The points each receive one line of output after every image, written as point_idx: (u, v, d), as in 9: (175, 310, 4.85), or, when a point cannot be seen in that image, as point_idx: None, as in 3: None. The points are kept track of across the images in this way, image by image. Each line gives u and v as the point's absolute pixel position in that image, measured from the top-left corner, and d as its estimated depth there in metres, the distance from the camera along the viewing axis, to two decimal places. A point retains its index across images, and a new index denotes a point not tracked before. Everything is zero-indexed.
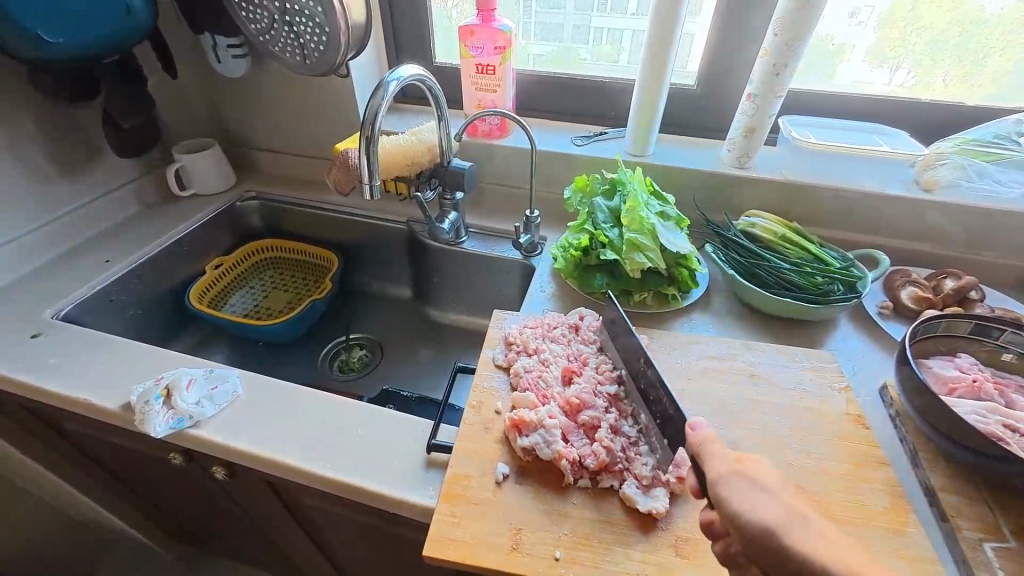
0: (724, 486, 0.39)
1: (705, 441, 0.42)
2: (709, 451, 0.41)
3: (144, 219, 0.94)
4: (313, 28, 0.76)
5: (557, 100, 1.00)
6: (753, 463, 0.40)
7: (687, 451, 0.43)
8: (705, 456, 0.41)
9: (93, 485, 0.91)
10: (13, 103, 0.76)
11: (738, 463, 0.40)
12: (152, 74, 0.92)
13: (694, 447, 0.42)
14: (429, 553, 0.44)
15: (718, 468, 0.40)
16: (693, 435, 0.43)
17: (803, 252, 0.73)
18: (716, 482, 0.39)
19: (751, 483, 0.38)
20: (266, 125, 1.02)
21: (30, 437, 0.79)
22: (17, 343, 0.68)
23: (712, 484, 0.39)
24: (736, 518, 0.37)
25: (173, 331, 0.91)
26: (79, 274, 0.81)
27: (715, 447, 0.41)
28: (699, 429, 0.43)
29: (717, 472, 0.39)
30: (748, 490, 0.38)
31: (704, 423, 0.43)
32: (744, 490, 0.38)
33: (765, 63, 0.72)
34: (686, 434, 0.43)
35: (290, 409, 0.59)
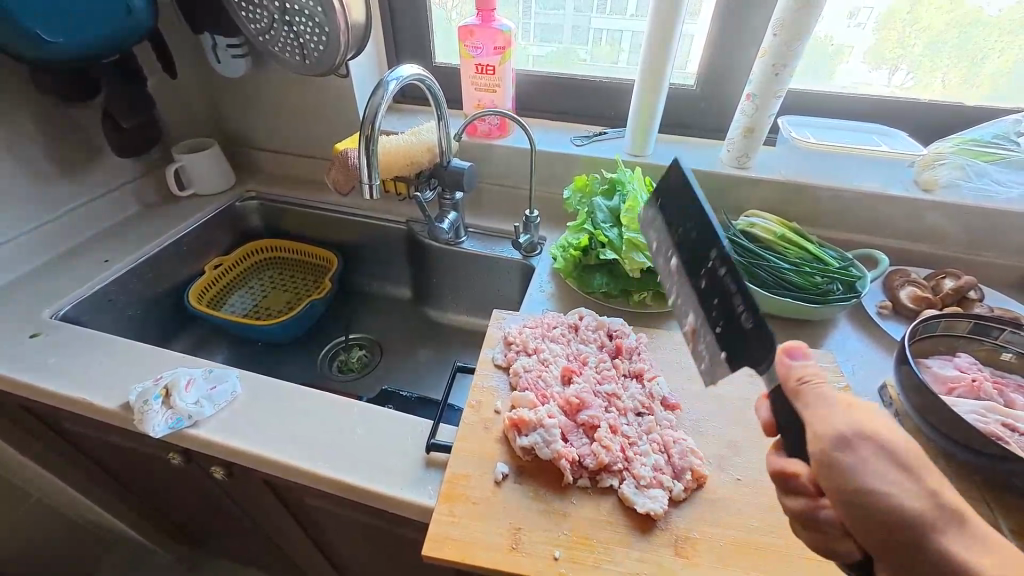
0: (851, 449, 0.36)
1: (814, 383, 0.39)
2: (823, 399, 0.38)
3: (143, 219, 0.94)
4: (312, 28, 0.76)
5: (557, 100, 1.00)
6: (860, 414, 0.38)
7: (789, 390, 0.40)
8: (807, 404, 0.38)
9: (92, 486, 0.91)
10: (12, 103, 0.76)
11: (855, 416, 0.37)
12: (151, 74, 0.92)
13: (797, 387, 0.39)
14: (428, 552, 0.44)
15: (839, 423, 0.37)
16: (801, 372, 0.39)
17: (803, 252, 0.73)
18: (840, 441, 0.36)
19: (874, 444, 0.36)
20: (265, 125, 1.02)
21: (29, 438, 0.79)
22: (16, 343, 0.68)
23: (829, 443, 0.36)
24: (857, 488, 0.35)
25: (172, 331, 0.91)
26: (78, 274, 0.81)
27: (824, 393, 0.38)
28: (803, 368, 0.39)
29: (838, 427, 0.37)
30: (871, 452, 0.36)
31: (806, 356, 0.40)
32: (869, 453, 0.36)
33: (765, 63, 0.72)
34: (789, 368, 0.40)
35: (289, 409, 0.59)
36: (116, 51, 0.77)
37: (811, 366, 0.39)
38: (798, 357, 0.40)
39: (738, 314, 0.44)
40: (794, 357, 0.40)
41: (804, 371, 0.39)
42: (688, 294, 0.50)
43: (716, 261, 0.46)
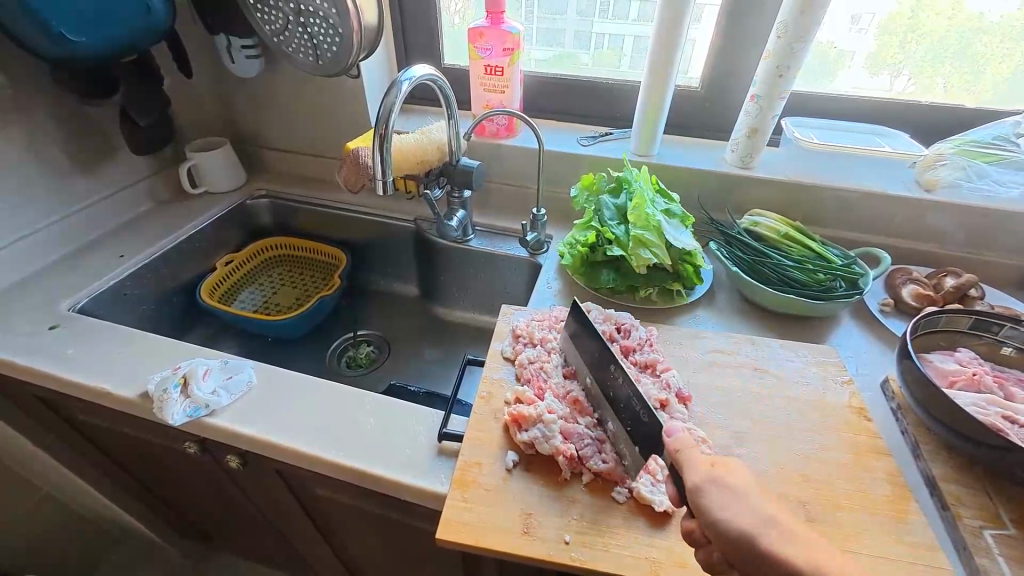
0: (704, 496, 0.39)
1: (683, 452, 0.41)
2: (688, 464, 0.41)
3: (158, 216, 0.96)
4: (326, 29, 0.78)
5: (562, 102, 1.02)
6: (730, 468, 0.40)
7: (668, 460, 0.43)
8: (681, 462, 0.41)
9: (101, 479, 0.92)
10: (29, 102, 0.77)
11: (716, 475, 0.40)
12: (167, 73, 0.94)
13: (676, 455, 0.42)
14: (441, 536, 0.45)
15: (692, 474, 0.40)
16: (675, 443, 0.42)
17: (806, 250, 0.75)
18: (694, 487, 0.39)
19: (724, 487, 0.39)
20: (275, 125, 1.04)
21: (42, 429, 0.81)
22: (34, 334, 0.70)
23: (692, 494, 0.39)
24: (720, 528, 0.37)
25: (185, 327, 0.92)
26: (94, 269, 0.83)
27: (689, 454, 0.41)
28: (678, 434, 0.43)
29: (694, 474, 0.40)
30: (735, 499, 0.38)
31: (681, 429, 0.43)
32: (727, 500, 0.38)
33: (769, 65, 0.74)
34: (664, 441, 0.43)
35: (302, 400, 0.60)
36: (135, 51, 0.78)
37: (682, 434, 0.42)
38: (675, 426, 0.43)
39: None
40: (669, 426, 0.43)
41: (675, 441, 0.42)
42: None
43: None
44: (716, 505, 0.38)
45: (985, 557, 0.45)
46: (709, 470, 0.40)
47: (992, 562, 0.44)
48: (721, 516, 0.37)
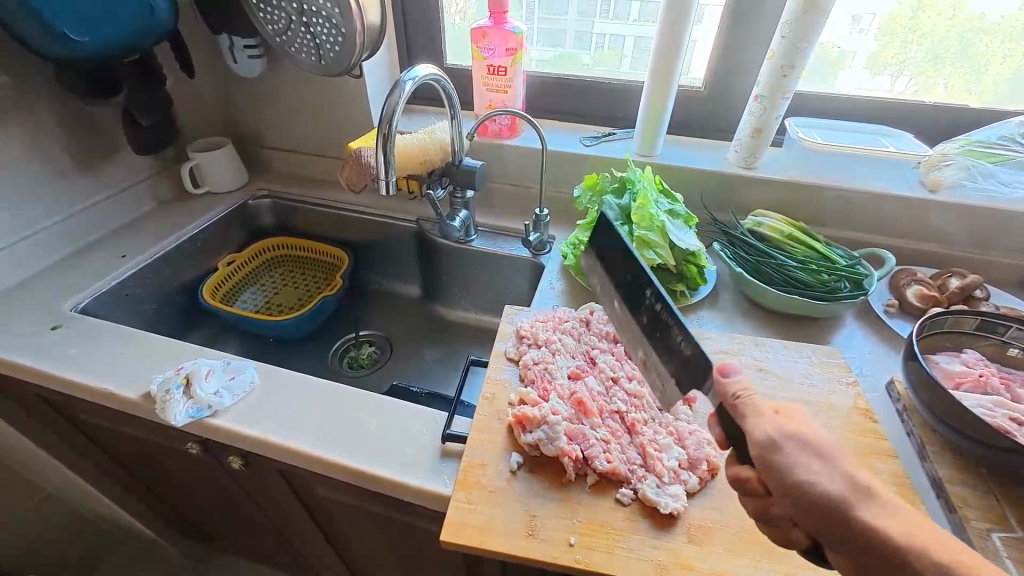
0: (778, 451, 0.37)
1: (745, 399, 0.39)
2: (751, 414, 0.39)
3: (160, 216, 0.96)
4: (329, 29, 0.77)
5: (564, 102, 1.01)
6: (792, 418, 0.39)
7: (728, 407, 0.40)
8: (749, 417, 0.38)
9: (102, 479, 0.92)
10: (31, 102, 0.77)
11: (784, 425, 0.38)
12: (169, 73, 0.94)
13: (734, 403, 0.39)
14: (445, 537, 0.45)
15: (766, 429, 0.38)
16: (734, 388, 0.39)
17: (811, 250, 0.75)
18: (772, 444, 0.37)
19: (803, 445, 0.37)
20: (277, 125, 1.04)
21: (44, 429, 0.80)
22: (36, 334, 0.70)
23: (761, 447, 0.37)
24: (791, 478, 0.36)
25: (186, 327, 0.92)
26: (96, 268, 0.82)
27: (757, 406, 0.39)
28: (738, 383, 0.40)
29: (772, 431, 0.37)
30: (803, 453, 0.37)
31: (740, 373, 0.40)
32: (796, 452, 0.37)
33: (773, 65, 0.73)
34: (723, 385, 0.40)
35: (305, 401, 0.60)
36: (137, 51, 0.78)
37: (743, 381, 0.40)
38: (734, 374, 0.40)
39: (677, 341, 0.44)
40: (728, 374, 0.40)
41: (736, 387, 0.39)
42: (635, 335, 0.51)
43: (653, 300, 0.48)
44: (802, 466, 0.36)
45: (992, 560, 0.44)
46: (785, 430, 0.38)
47: (1000, 564, 0.44)
48: (796, 472, 0.36)
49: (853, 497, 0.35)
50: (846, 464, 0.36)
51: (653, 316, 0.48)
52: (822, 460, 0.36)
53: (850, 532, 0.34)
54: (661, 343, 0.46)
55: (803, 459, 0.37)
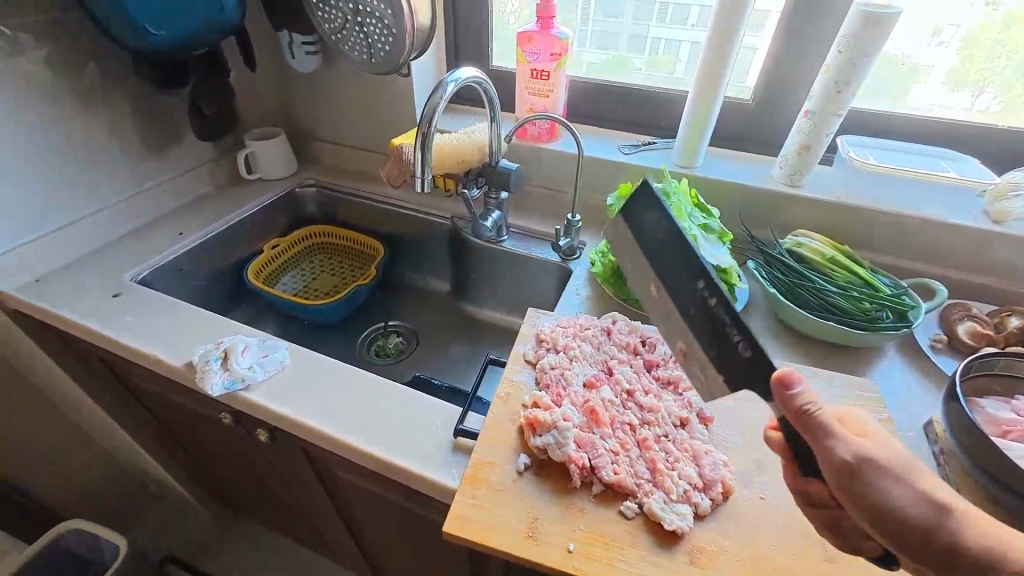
0: (860, 475, 0.35)
1: (815, 413, 0.35)
2: (822, 430, 0.35)
3: (215, 198, 1.02)
4: (381, 29, 0.81)
5: (606, 109, 1.01)
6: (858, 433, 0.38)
7: (794, 421, 0.36)
8: (824, 438, 0.35)
9: (147, 438, 0.99)
10: (112, 88, 0.84)
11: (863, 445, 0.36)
12: (233, 66, 1.00)
13: (801, 415, 0.35)
14: (448, 529, 0.46)
15: (846, 451, 0.35)
16: (798, 401, 0.35)
17: (853, 276, 0.71)
18: (854, 468, 0.35)
19: (881, 468, 0.35)
20: (328, 118, 1.08)
21: (101, 386, 0.88)
22: (100, 300, 0.76)
23: (839, 473, 0.35)
24: (873, 501, 0.35)
25: (231, 304, 0.98)
26: (156, 243, 0.89)
27: (827, 423, 0.35)
28: (801, 396, 0.35)
29: (850, 452, 0.35)
30: (884, 476, 0.35)
31: (803, 381, 0.35)
32: (876, 473, 0.35)
33: (827, 80, 0.70)
34: (787, 399, 0.35)
35: (331, 384, 0.63)
36: (206, 45, 0.84)
37: (806, 392, 0.35)
38: (796, 385, 0.35)
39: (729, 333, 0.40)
40: (790, 386, 0.35)
41: (802, 400, 0.35)
42: (673, 328, 0.46)
43: (700, 290, 0.43)
44: (884, 487, 0.35)
45: None
46: (865, 451, 0.35)
47: None
48: (880, 494, 0.35)
49: (939, 517, 0.34)
50: (917, 479, 0.35)
51: (701, 308, 0.42)
52: (900, 479, 0.35)
53: (936, 546, 0.34)
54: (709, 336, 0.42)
55: (883, 482, 0.35)
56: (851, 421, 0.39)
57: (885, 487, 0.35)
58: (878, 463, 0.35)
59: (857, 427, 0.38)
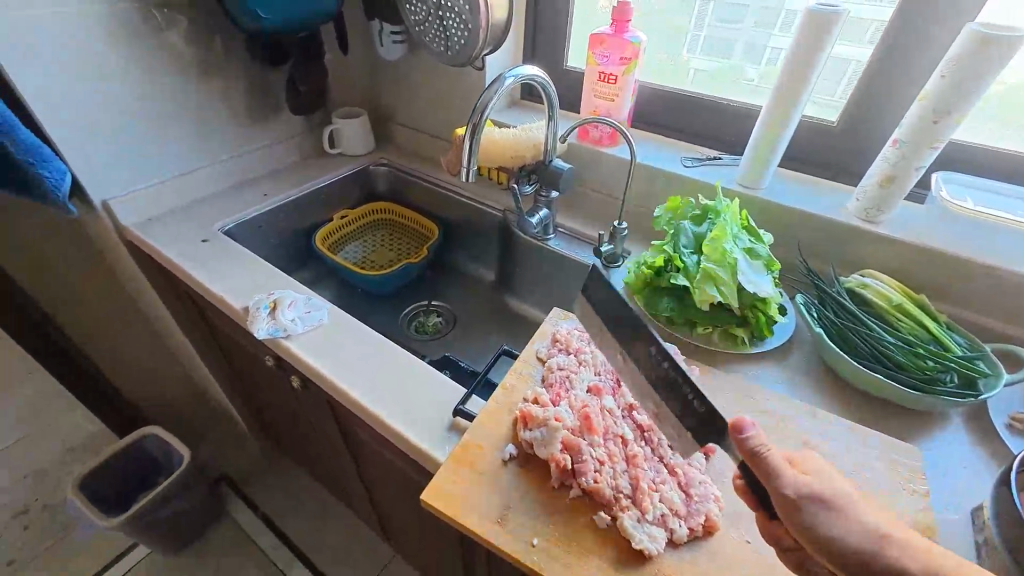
0: (806, 511, 0.37)
1: (766, 455, 0.38)
2: (772, 473, 0.38)
3: (300, 167, 1.14)
4: (459, 23, 0.84)
5: (676, 118, 0.97)
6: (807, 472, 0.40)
7: (748, 463, 0.39)
8: (772, 479, 0.38)
9: (217, 369, 1.14)
10: (228, 62, 0.96)
11: (808, 484, 0.38)
12: (331, 49, 1.10)
13: (754, 458, 0.38)
14: (425, 498, 0.49)
15: (792, 489, 0.38)
16: (750, 446, 0.38)
17: (920, 329, 0.63)
18: (795, 504, 0.37)
19: (823, 503, 0.37)
20: (407, 104, 1.16)
21: (187, 317, 1.02)
22: (192, 243, 0.89)
23: (792, 509, 0.38)
24: (821, 533, 0.37)
25: (299, 264, 1.09)
26: (245, 201, 1.02)
27: (776, 464, 0.38)
28: (754, 439, 0.38)
29: (793, 489, 0.38)
30: (829, 511, 0.37)
31: (756, 426, 0.38)
32: (824, 509, 0.37)
33: (924, 107, 0.63)
34: (742, 443, 0.38)
35: (357, 347, 0.69)
36: (306, 28, 0.93)
37: (757, 434, 0.38)
38: (749, 431, 0.38)
39: (690, 399, 0.42)
40: (743, 432, 0.38)
41: (756, 443, 0.38)
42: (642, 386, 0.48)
43: (658, 356, 0.45)
44: (829, 522, 0.37)
45: None
46: (807, 488, 0.38)
47: None
48: (827, 529, 0.36)
49: (881, 546, 0.35)
50: (863, 514, 0.37)
51: (662, 371, 0.45)
52: (842, 512, 0.37)
53: None
54: (673, 399, 0.44)
55: (828, 516, 0.37)
56: (802, 461, 0.41)
57: (830, 521, 0.37)
58: (823, 501, 0.37)
59: (805, 464, 0.40)
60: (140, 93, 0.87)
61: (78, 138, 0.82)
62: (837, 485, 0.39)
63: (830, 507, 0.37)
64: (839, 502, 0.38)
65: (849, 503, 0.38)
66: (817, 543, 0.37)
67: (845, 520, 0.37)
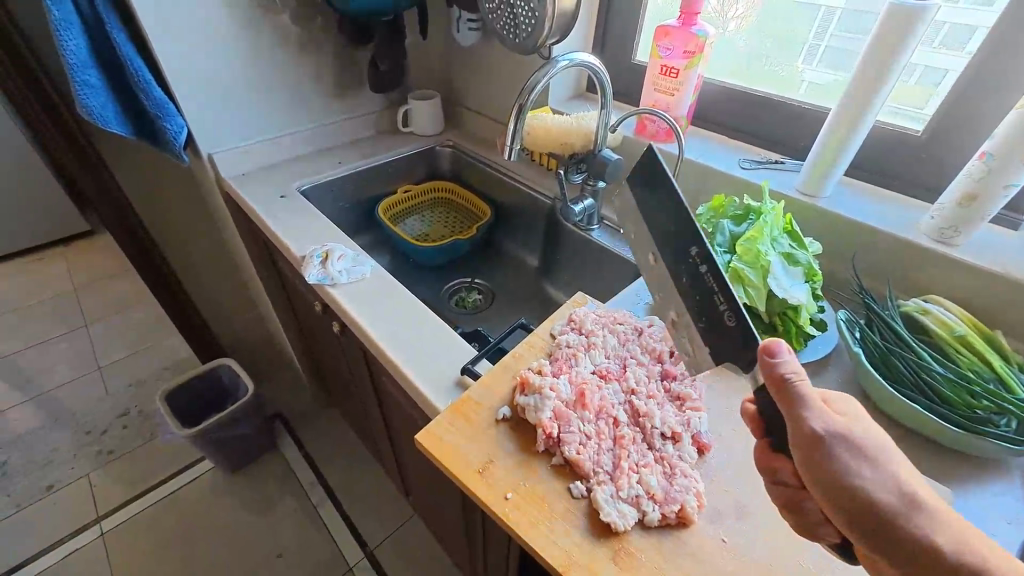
0: (836, 453, 0.35)
1: (801, 382, 0.35)
2: (804, 402, 0.35)
3: (374, 142, 1.24)
4: (527, 11, 0.88)
5: (741, 118, 0.93)
6: (840, 410, 0.37)
7: (773, 390, 0.35)
8: (800, 413, 0.35)
9: (283, 315, 1.27)
10: (322, 41, 1.08)
11: (842, 423, 0.36)
12: (413, 34, 1.18)
13: (782, 385, 0.35)
14: (420, 438, 0.53)
15: (820, 425, 0.35)
16: (783, 372, 0.35)
17: (980, 364, 0.57)
18: (818, 440, 0.35)
19: (851, 445, 0.35)
20: (476, 90, 1.21)
21: (263, 265, 1.16)
22: (272, 198, 1.01)
23: (812, 446, 0.35)
24: (837, 478, 0.35)
25: (362, 229, 1.19)
26: (322, 166, 1.13)
27: (806, 395, 0.35)
28: (788, 366, 0.35)
29: (822, 425, 0.35)
30: (855, 456, 0.35)
31: (791, 352, 0.35)
32: (849, 453, 0.35)
33: (1019, 117, 0.55)
34: (773, 369, 0.35)
35: (390, 302, 0.75)
36: (391, 12, 1.01)
37: (792, 362, 0.35)
38: (781, 356, 0.35)
39: None
40: (775, 356, 0.35)
41: (789, 370, 0.35)
42: None
43: None
44: (848, 461, 0.35)
45: None
46: (838, 427, 0.35)
47: None
48: (847, 475, 0.35)
49: (880, 489, 0.35)
50: (892, 466, 0.36)
51: None
52: (870, 462, 0.35)
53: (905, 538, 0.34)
54: None
55: (858, 462, 0.35)
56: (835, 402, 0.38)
57: (851, 467, 0.35)
58: (850, 441, 0.35)
59: (840, 406, 0.37)
60: (248, 63, 1.00)
61: (195, 98, 0.96)
62: (872, 435, 0.36)
63: (857, 457, 0.35)
64: (870, 451, 0.36)
65: (880, 451, 0.36)
66: (829, 488, 0.35)
67: (871, 471, 0.35)
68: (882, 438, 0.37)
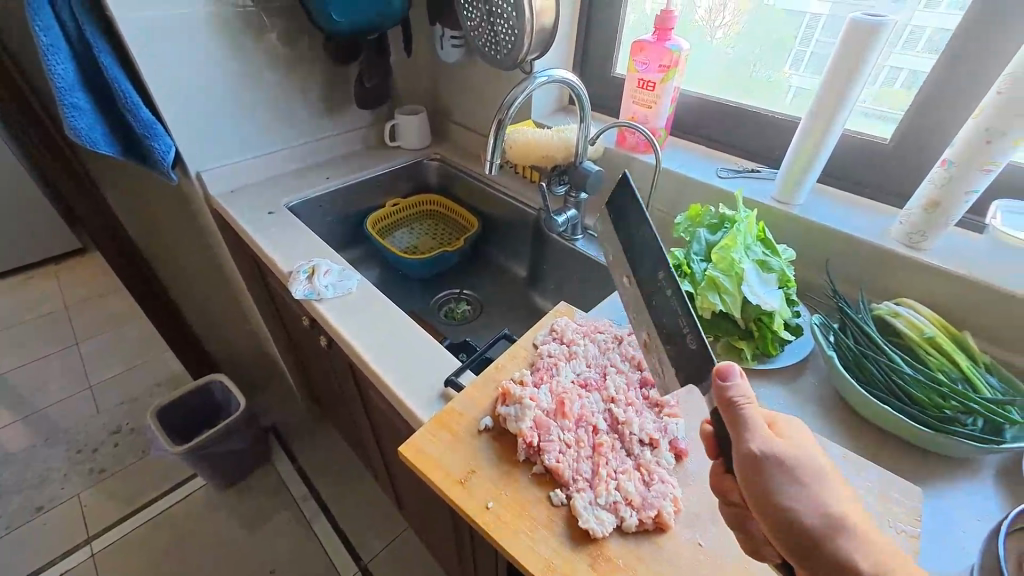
0: (773, 473, 0.38)
1: (744, 408, 0.38)
2: (746, 427, 0.38)
3: (362, 157, 1.26)
4: (507, 28, 0.90)
5: (718, 129, 0.95)
6: (783, 435, 0.40)
7: (722, 412, 0.39)
8: (742, 434, 0.38)
9: (274, 330, 1.28)
10: (309, 60, 1.10)
11: (781, 445, 0.39)
12: (398, 52, 1.21)
13: (728, 406, 0.39)
14: (404, 450, 0.53)
15: (759, 447, 0.38)
16: (731, 395, 0.39)
17: (948, 365, 0.58)
18: (757, 462, 0.38)
19: (789, 467, 0.38)
20: (462, 105, 1.24)
21: (253, 280, 1.17)
22: (261, 214, 1.02)
23: (749, 467, 0.38)
24: (773, 498, 0.37)
25: (351, 243, 1.21)
26: (310, 182, 1.14)
27: (751, 418, 0.38)
28: (737, 390, 0.39)
29: (760, 449, 0.38)
30: (792, 479, 0.38)
31: (741, 375, 0.38)
32: (784, 476, 0.38)
33: (976, 126, 0.58)
34: (722, 390, 0.39)
35: (376, 315, 0.76)
36: (376, 31, 1.03)
37: (742, 386, 0.38)
38: (732, 379, 0.39)
39: None
40: (727, 379, 0.38)
41: (735, 393, 0.38)
42: None
43: None
44: (783, 482, 0.38)
45: None
46: (778, 450, 0.38)
47: None
48: (782, 496, 0.37)
49: (820, 515, 0.37)
50: (826, 487, 0.38)
51: None
52: (806, 483, 0.38)
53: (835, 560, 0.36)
54: None
55: (792, 484, 0.38)
56: (779, 426, 0.41)
57: (786, 487, 0.38)
58: (790, 461, 0.38)
59: (782, 429, 0.41)
60: (236, 83, 1.02)
61: (183, 118, 0.97)
62: (812, 458, 0.39)
63: (796, 479, 0.38)
64: (807, 475, 0.38)
65: (816, 477, 0.39)
66: (764, 507, 0.38)
67: (806, 491, 0.38)
68: (822, 462, 0.39)
